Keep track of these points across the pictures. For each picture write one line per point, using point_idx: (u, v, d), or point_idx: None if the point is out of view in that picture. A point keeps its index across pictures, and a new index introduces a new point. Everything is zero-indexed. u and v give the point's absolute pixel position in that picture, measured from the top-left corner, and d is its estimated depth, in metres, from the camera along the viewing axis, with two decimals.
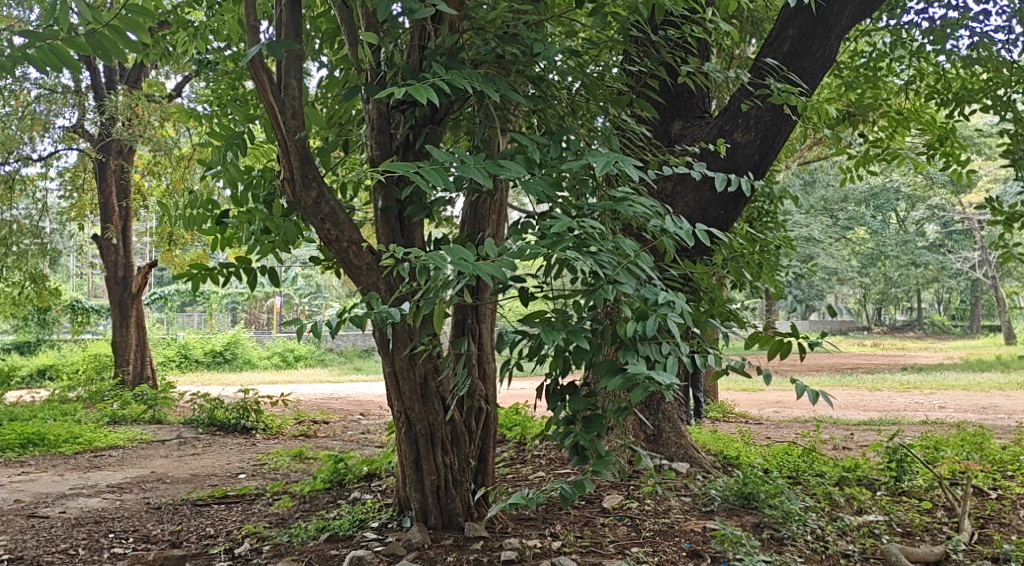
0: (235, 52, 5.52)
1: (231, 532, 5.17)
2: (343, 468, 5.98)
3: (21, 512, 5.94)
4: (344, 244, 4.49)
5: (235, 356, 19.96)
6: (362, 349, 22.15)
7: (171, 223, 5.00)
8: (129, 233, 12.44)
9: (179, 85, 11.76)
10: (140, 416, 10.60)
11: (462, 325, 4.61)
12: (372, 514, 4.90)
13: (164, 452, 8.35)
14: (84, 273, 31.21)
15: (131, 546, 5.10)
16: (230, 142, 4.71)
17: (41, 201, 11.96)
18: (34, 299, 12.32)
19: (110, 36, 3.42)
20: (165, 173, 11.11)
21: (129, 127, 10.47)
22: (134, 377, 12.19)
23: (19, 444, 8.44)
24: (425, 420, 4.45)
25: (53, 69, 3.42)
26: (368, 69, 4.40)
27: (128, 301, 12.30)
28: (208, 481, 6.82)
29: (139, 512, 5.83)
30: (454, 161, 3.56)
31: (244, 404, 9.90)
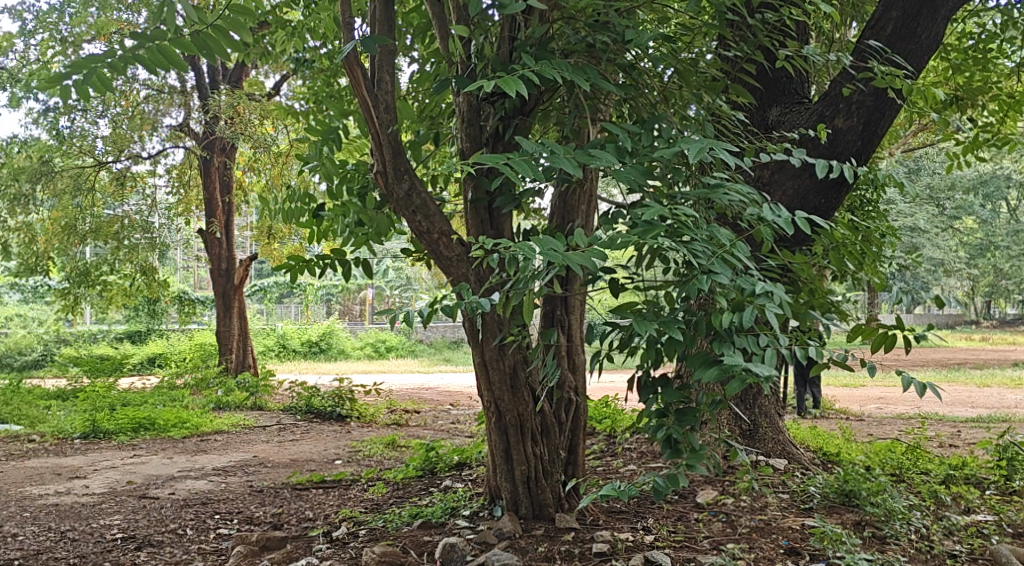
0: (331, 50, 5.61)
1: (328, 516, 5.27)
2: (435, 457, 6.04)
3: (134, 492, 6.19)
4: (435, 236, 4.50)
5: (330, 347, 20.41)
6: (452, 341, 22.13)
7: (270, 216, 5.12)
8: (232, 226, 12.82)
9: (277, 83, 12.02)
10: (242, 402, 10.95)
11: (551, 316, 4.58)
12: (464, 503, 4.93)
13: (266, 438, 8.59)
14: (189, 266, 32.34)
15: (234, 527, 5.25)
16: (326, 137, 4.82)
17: (151, 197, 12.45)
18: (143, 290, 12.81)
19: (214, 35, 3.53)
20: (265, 169, 11.39)
21: (231, 124, 10.73)
22: (236, 365, 12.59)
23: (131, 427, 8.81)
24: (515, 411, 4.46)
25: (161, 69, 3.53)
26: (459, 62, 4.41)
27: (231, 291, 12.70)
28: (306, 466, 6.99)
29: (242, 495, 6.01)
30: (544, 151, 3.53)
31: (340, 392, 10.10)
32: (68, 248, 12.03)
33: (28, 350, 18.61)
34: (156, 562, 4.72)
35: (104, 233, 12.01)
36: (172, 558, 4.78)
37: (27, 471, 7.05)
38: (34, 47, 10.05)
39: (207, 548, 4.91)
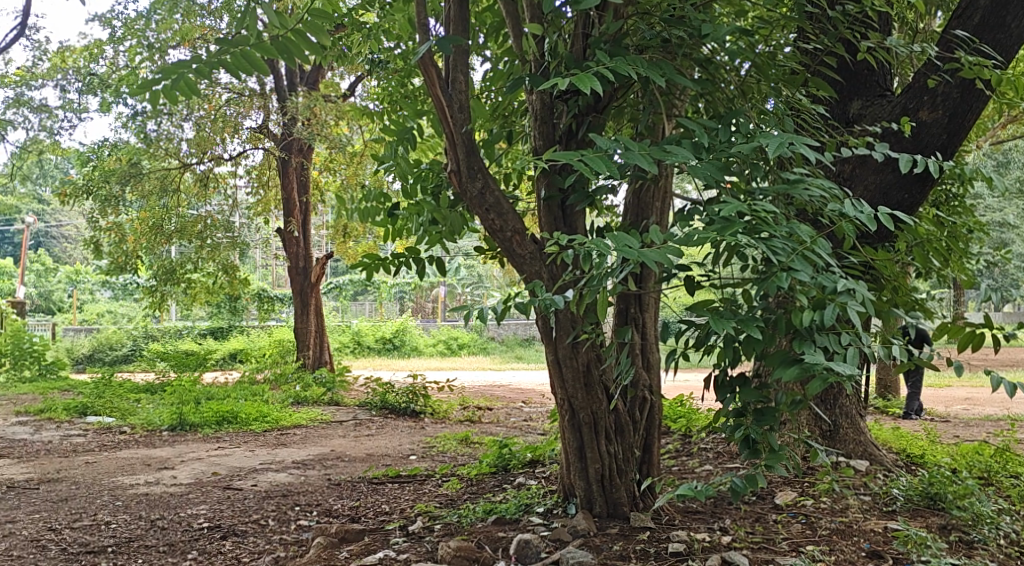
0: (405, 51, 5.66)
1: (405, 510, 5.33)
2: (509, 454, 6.07)
3: (218, 483, 6.36)
4: (508, 233, 4.51)
5: (403, 344, 20.66)
6: (523, 338, 22.05)
7: (347, 215, 5.21)
8: (309, 226, 13.07)
9: (352, 84, 12.16)
10: (320, 398, 11.15)
11: (624, 314, 4.54)
12: (538, 500, 4.94)
13: (343, 432, 8.73)
14: (269, 263, 33.05)
15: (314, 519, 5.35)
16: (401, 137, 4.87)
17: (232, 198, 12.79)
18: (225, 287, 13.14)
19: (294, 38, 3.61)
20: (341, 169, 11.53)
21: (308, 126, 10.86)
22: (313, 362, 12.85)
23: (215, 421, 9.06)
24: (588, 409, 4.45)
25: (244, 74, 3.61)
26: (532, 60, 4.41)
27: (308, 289, 12.96)
28: (382, 461, 7.09)
29: (321, 488, 6.12)
30: (618, 147, 3.50)
31: (414, 389, 10.22)
32: (154, 248, 12.42)
33: (117, 345, 19.33)
34: (239, 551, 4.84)
35: (188, 233, 12.27)
36: (255, 547, 4.89)
37: (119, 461, 7.30)
38: (122, 54, 10.39)
39: (288, 539, 5.01)
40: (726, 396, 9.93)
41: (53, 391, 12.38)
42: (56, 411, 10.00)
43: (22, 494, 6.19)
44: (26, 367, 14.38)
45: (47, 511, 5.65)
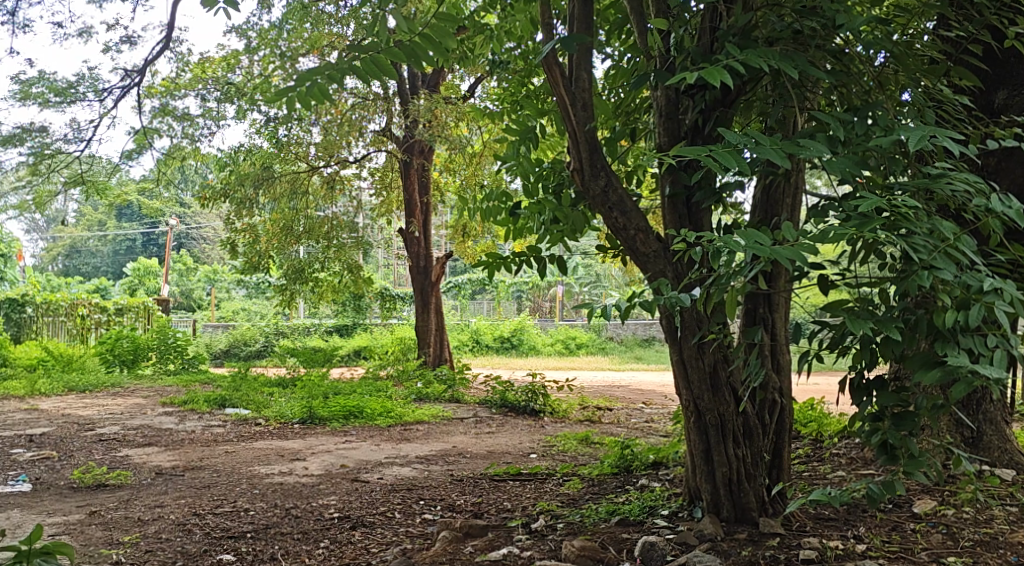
0: (528, 51, 5.69)
1: (526, 507, 5.35)
2: (631, 455, 6.02)
3: (347, 475, 6.55)
4: (632, 232, 4.45)
5: (522, 342, 20.79)
6: (642, 338, 21.79)
7: (468, 215, 5.26)
8: (430, 225, 13.27)
9: (472, 85, 12.28)
10: (441, 394, 11.32)
11: (753, 314, 4.43)
12: (662, 502, 4.90)
13: (464, 429, 8.83)
14: (391, 262, 33.76)
15: (439, 513, 5.43)
16: (524, 137, 4.92)
17: (357, 199, 13.14)
18: (350, 286, 13.51)
19: (421, 42, 3.72)
20: (462, 169, 11.65)
21: (429, 128, 10.93)
22: (434, 360, 13.08)
23: (342, 414, 9.33)
24: (715, 411, 4.37)
25: (372, 78, 3.70)
26: (657, 56, 4.36)
27: (428, 288, 13.19)
28: (504, 458, 7.14)
29: (445, 483, 6.21)
30: (749, 142, 3.42)
31: (534, 388, 10.25)
32: (285, 248, 12.90)
33: (251, 341, 20.18)
34: (368, 542, 4.96)
35: (316, 233, 12.87)
36: (383, 539, 5.01)
37: (254, 451, 7.61)
38: (256, 63, 10.80)
39: (414, 531, 5.11)
40: (866, 392, 9.51)
41: (194, 384, 13.02)
42: (197, 403, 10.52)
43: (168, 479, 6.53)
44: (170, 361, 15.14)
45: (191, 497, 5.94)
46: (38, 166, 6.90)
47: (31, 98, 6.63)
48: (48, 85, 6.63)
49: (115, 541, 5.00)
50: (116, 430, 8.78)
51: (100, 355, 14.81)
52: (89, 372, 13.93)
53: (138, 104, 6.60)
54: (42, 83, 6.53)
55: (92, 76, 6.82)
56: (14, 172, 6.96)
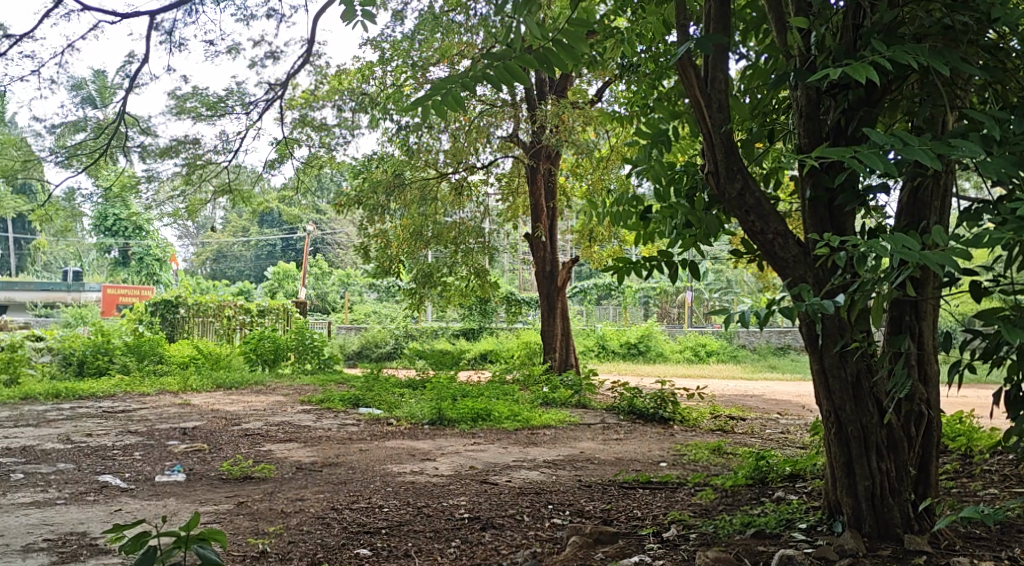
0: (661, 53, 5.65)
1: (657, 516, 5.29)
2: (766, 467, 5.87)
3: (476, 477, 6.63)
4: (770, 236, 4.35)
5: (649, 349, 20.59)
6: (776, 346, 21.20)
7: (598, 220, 5.22)
8: (556, 230, 13.27)
9: (600, 89, 12.23)
10: (568, 400, 11.31)
11: (898, 322, 4.26)
12: (800, 516, 4.76)
13: (592, 435, 8.80)
14: (518, 267, 34.00)
15: (568, 518, 5.44)
16: (655, 141, 4.87)
17: (485, 204, 13.30)
18: (477, 291, 13.70)
19: (554, 48, 3.80)
20: (589, 173, 11.61)
21: (557, 132, 10.87)
22: (560, 365, 13.11)
23: (470, 417, 9.47)
24: (858, 422, 4.22)
25: (504, 85, 3.81)
26: (796, 55, 4.25)
27: (554, 293, 13.21)
28: (632, 465, 7.08)
29: (573, 488, 6.20)
30: (896, 143, 3.29)
31: (662, 395, 10.11)
32: (416, 252, 13.18)
33: (382, 343, 20.73)
34: (498, 544, 5.01)
35: (444, 239, 13.14)
36: (512, 541, 5.06)
37: (388, 450, 7.80)
38: (389, 73, 11.08)
39: (543, 535, 5.14)
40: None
41: (330, 384, 13.48)
42: (334, 402, 10.87)
43: (308, 474, 6.77)
44: (308, 361, 15.70)
45: (330, 492, 6.14)
46: (190, 176, 7.31)
47: (186, 112, 7.01)
48: (200, 99, 6.99)
49: (261, 531, 5.21)
50: (259, 425, 9.18)
51: (244, 353, 15.52)
52: (234, 370, 14.62)
53: (279, 115, 6.90)
54: (196, 98, 6.89)
55: (240, 90, 7.17)
56: (169, 182, 7.39)
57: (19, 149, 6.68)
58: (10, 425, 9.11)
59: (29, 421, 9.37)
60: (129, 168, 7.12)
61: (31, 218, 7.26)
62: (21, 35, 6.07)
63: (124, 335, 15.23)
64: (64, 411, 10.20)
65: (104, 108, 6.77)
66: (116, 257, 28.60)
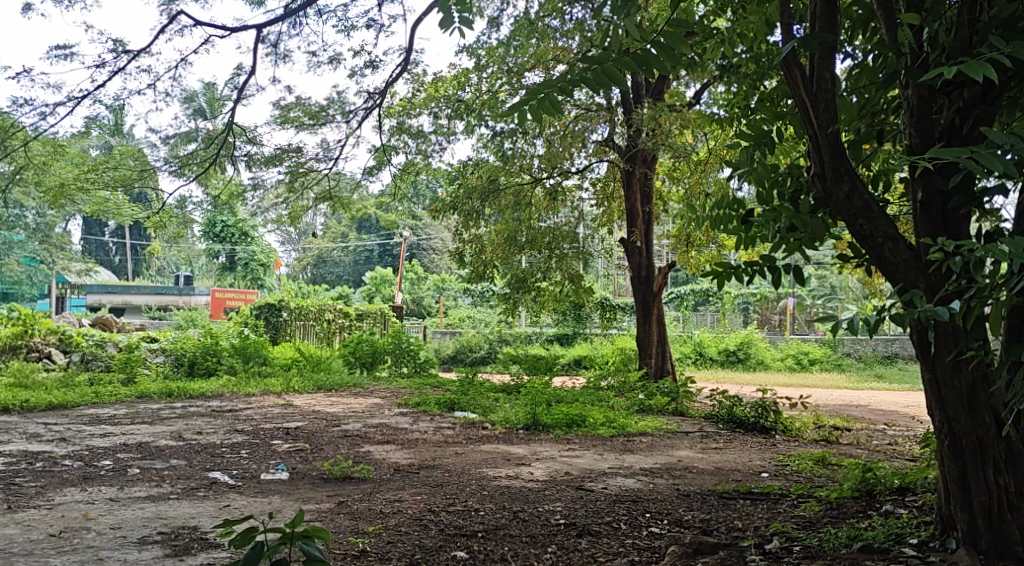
0: (762, 53, 5.53)
1: (759, 528, 5.18)
2: (874, 479, 5.68)
3: (572, 483, 6.60)
4: (879, 239, 4.23)
5: (749, 356, 20.23)
6: (884, 355, 20.53)
7: (697, 223, 5.14)
8: (652, 235, 13.07)
9: (698, 91, 12.05)
10: (665, 407, 11.19)
11: (1017, 330, 4.07)
12: (910, 530, 4.61)
13: (690, 444, 8.67)
14: (612, 273, 33.81)
15: (666, 527, 5.37)
16: (758, 141, 4.80)
17: (579, 209, 13.27)
18: (572, 296, 13.67)
19: (654, 48, 3.78)
20: (687, 177, 11.44)
21: (653, 136, 10.71)
22: (656, 370, 12.94)
23: (566, 423, 9.45)
24: (973, 434, 4.04)
25: (604, 88, 3.80)
26: (907, 53, 4.11)
27: (650, 299, 13.05)
28: (732, 475, 6.95)
29: (671, 497, 6.12)
30: (1015, 143, 3.15)
31: (764, 404, 9.88)
32: (510, 258, 13.23)
33: (476, 348, 20.91)
34: (595, 551, 4.99)
35: (539, 244, 13.16)
36: (609, 548, 5.03)
37: (483, 454, 7.85)
38: (484, 79, 11.15)
39: (642, 544, 5.09)
40: None
41: (426, 387, 13.64)
42: (430, 405, 11.00)
43: (406, 476, 6.86)
44: (404, 364, 15.92)
45: (427, 494, 6.20)
46: (292, 183, 7.52)
47: (289, 122, 7.20)
48: (303, 109, 7.16)
49: (361, 531, 5.30)
50: (358, 427, 9.34)
51: (343, 356, 15.84)
52: (334, 373, 14.95)
53: (378, 123, 7.01)
54: (299, 108, 7.08)
55: (341, 99, 7.32)
56: (273, 189, 7.62)
57: (135, 159, 7.06)
58: (125, 423, 9.50)
59: (141, 419, 9.76)
60: (236, 176, 7.37)
61: (146, 225, 7.59)
62: (138, 51, 6.36)
63: (231, 337, 15.72)
64: (175, 410, 10.58)
65: (213, 119, 7.02)
66: (224, 262, 29.59)
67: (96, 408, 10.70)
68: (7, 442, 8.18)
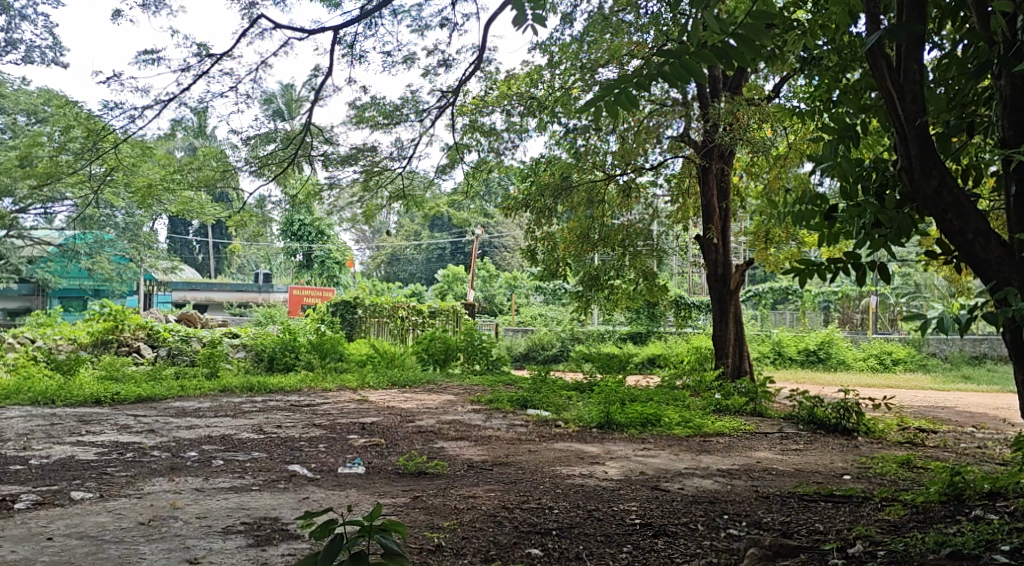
0: (844, 45, 5.39)
1: (841, 531, 5.07)
2: (962, 483, 5.51)
3: (647, 483, 6.54)
4: (970, 235, 4.11)
5: (829, 356, 19.83)
6: (971, 356, 19.87)
7: (778, 219, 5.02)
8: (729, 232, 12.88)
9: (777, 84, 11.82)
10: (743, 407, 11.03)
11: None
12: (1002, 538, 4.48)
13: (769, 445, 8.51)
14: (686, 271, 33.42)
15: (745, 529, 5.29)
16: (842, 135, 4.66)
17: (653, 206, 13.15)
18: (646, 294, 13.54)
19: (735, 41, 3.73)
20: (765, 172, 11.23)
21: (732, 132, 10.44)
22: (733, 370, 12.75)
23: (640, 422, 9.38)
24: None
25: (682, 82, 3.80)
26: (1000, 42, 3.97)
27: (727, 297, 12.86)
28: (813, 477, 6.80)
29: (750, 499, 6.01)
30: None
31: (845, 404, 9.65)
32: (582, 255, 13.17)
33: (549, 345, 20.92)
34: (671, 552, 4.94)
35: (612, 241, 13.08)
36: (687, 550, 4.97)
37: (556, 452, 7.84)
38: (557, 76, 11.10)
39: (720, 546, 5.02)
40: None
41: (500, 384, 13.69)
42: (502, 403, 11.03)
43: (479, 472, 6.89)
44: (477, 362, 15.99)
45: (501, 491, 6.21)
46: (367, 182, 7.61)
47: (365, 121, 7.28)
48: (378, 109, 7.25)
49: (436, 526, 5.34)
50: (432, 423, 9.42)
51: (417, 353, 15.98)
52: (408, 369, 15.10)
53: (453, 121, 7.05)
54: (373, 108, 7.16)
55: (415, 98, 7.39)
56: (348, 189, 7.73)
57: (218, 160, 7.17)
58: (208, 415, 9.75)
59: (224, 412, 10.00)
60: (313, 176, 7.50)
61: (228, 224, 7.77)
62: (220, 55, 6.52)
63: (309, 334, 16.00)
64: (257, 404, 10.82)
65: (291, 120, 7.15)
66: (301, 260, 30.10)
67: (182, 401, 11.00)
68: (99, 432, 8.47)
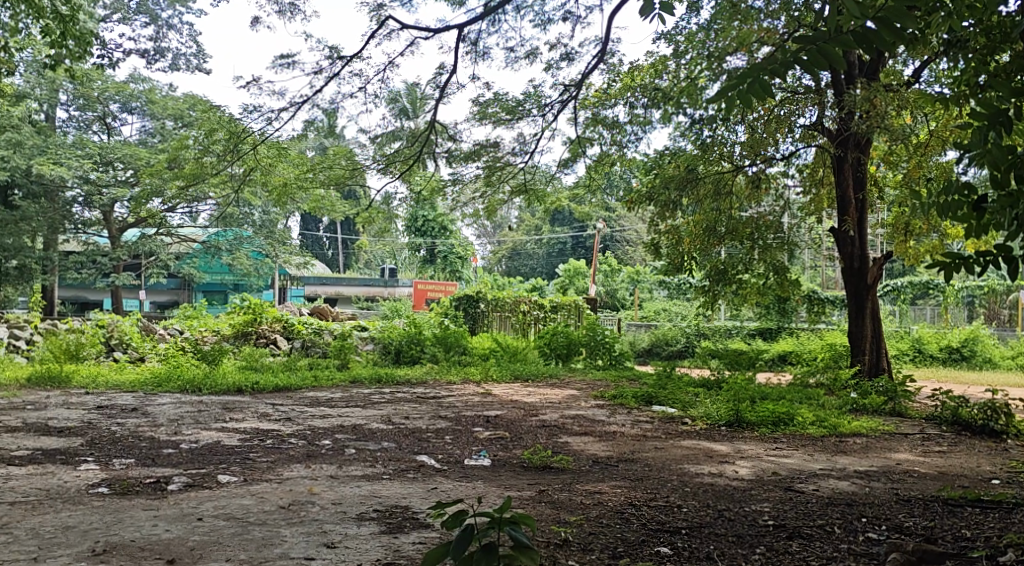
0: (991, 26, 5.10)
1: (991, 539, 4.83)
2: None
3: (780, 483, 6.38)
4: None
5: (974, 354, 18.86)
6: None
7: (921, 210, 4.77)
8: (865, 224, 12.39)
9: (916, 69, 11.31)
10: (880, 407, 10.61)
11: None
12: None
13: (909, 446, 8.16)
14: (818, 264, 32.38)
15: (884, 533, 5.10)
16: (993, 121, 4.41)
17: (783, 197, 12.80)
18: (776, 289, 13.22)
19: (877, 26, 3.62)
20: (903, 161, 10.74)
21: (868, 119, 9.94)
22: (869, 368, 12.28)
23: (772, 421, 9.15)
24: None
25: (821, 69, 3.67)
26: None
27: (864, 292, 12.41)
28: (958, 481, 6.48)
29: (889, 501, 5.78)
30: None
31: (993, 405, 9.16)
32: (708, 249, 12.91)
33: (673, 341, 20.68)
34: (807, 554, 4.81)
35: (740, 234, 12.81)
36: (823, 552, 4.84)
37: (684, 450, 7.74)
38: (682, 66, 10.93)
39: (858, 549, 4.87)
40: None
41: (624, 379, 13.62)
42: (627, 398, 10.95)
43: (605, 468, 6.87)
44: (599, 356, 15.96)
45: (628, 487, 6.18)
46: (490, 177, 7.67)
47: (488, 118, 7.39)
48: (501, 104, 7.31)
49: (563, 520, 5.34)
50: (556, 417, 9.44)
51: (540, 347, 16.04)
52: (532, 363, 15.20)
53: (576, 114, 7.04)
54: (496, 103, 7.24)
55: (538, 93, 7.41)
56: (472, 184, 7.82)
57: (347, 159, 7.42)
58: (341, 405, 10.07)
59: (355, 402, 10.31)
60: (438, 172, 7.62)
61: (357, 220, 7.97)
62: (351, 56, 6.72)
63: (434, 328, 16.29)
64: (385, 395, 11.11)
65: (416, 118, 7.31)
66: (426, 255, 30.66)
67: (316, 391, 11.37)
68: (241, 420, 8.86)
